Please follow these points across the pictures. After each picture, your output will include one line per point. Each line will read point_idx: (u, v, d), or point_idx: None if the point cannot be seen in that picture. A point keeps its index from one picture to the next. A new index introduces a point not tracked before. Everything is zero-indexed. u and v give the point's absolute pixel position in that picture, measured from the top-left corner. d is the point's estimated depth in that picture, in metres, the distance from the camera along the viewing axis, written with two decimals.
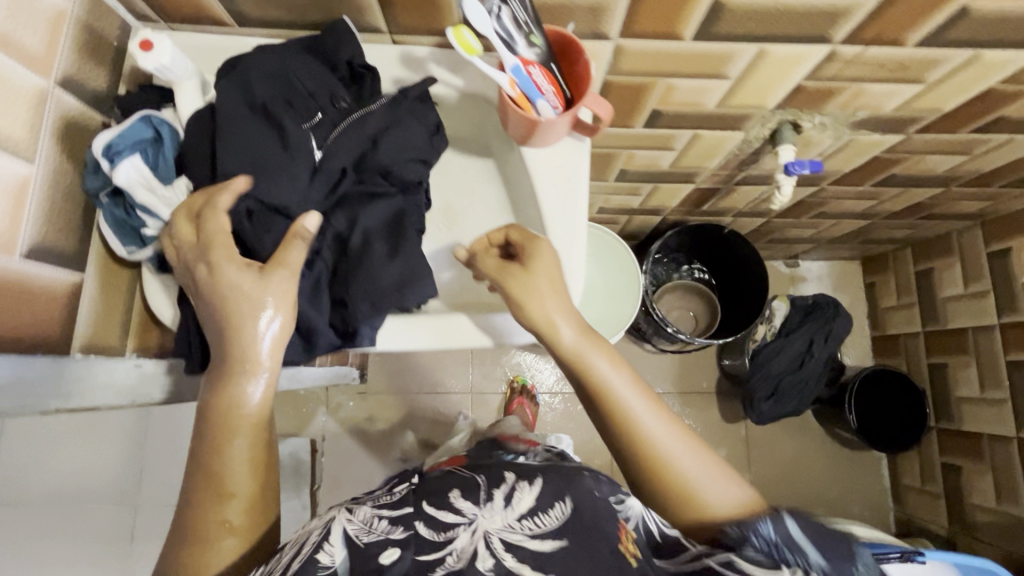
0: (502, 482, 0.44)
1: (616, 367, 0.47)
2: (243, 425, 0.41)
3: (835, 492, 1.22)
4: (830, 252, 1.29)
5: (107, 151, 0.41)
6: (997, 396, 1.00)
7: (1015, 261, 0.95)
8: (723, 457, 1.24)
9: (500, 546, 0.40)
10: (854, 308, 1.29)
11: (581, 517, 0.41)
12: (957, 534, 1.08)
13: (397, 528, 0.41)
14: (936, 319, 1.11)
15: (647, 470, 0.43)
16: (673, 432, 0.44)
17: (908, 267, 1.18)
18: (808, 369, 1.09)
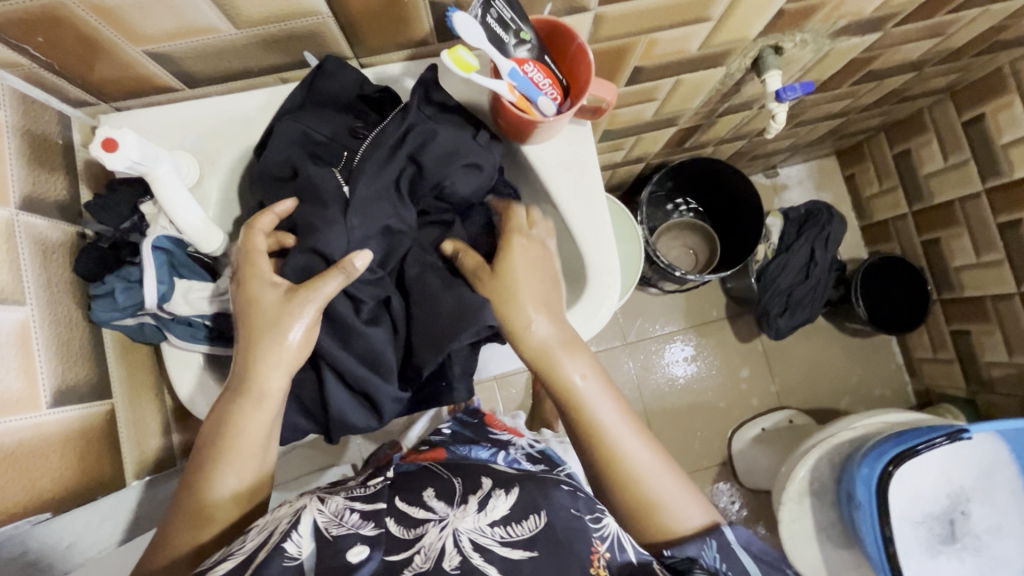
0: (477, 490, 0.45)
1: (590, 378, 0.47)
2: (237, 455, 0.42)
3: (854, 381, 1.28)
4: (808, 154, 1.29)
5: (159, 300, 0.45)
6: (992, 258, 1.04)
7: (991, 126, 0.97)
8: (747, 375, 1.28)
9: (469, 546, 0.38)
10: (839, 203, 1.31)
11: (552, 529, 0.40)
12: (975, 392, 1.14)
13: (369, 523, 0.39)
14: (920, 196, 1.14)
15: (616, 471, 0.44)
16: (640, 440, 0.46)
17: (885, 152, 1.20)
18: (814, 277, 1.12)
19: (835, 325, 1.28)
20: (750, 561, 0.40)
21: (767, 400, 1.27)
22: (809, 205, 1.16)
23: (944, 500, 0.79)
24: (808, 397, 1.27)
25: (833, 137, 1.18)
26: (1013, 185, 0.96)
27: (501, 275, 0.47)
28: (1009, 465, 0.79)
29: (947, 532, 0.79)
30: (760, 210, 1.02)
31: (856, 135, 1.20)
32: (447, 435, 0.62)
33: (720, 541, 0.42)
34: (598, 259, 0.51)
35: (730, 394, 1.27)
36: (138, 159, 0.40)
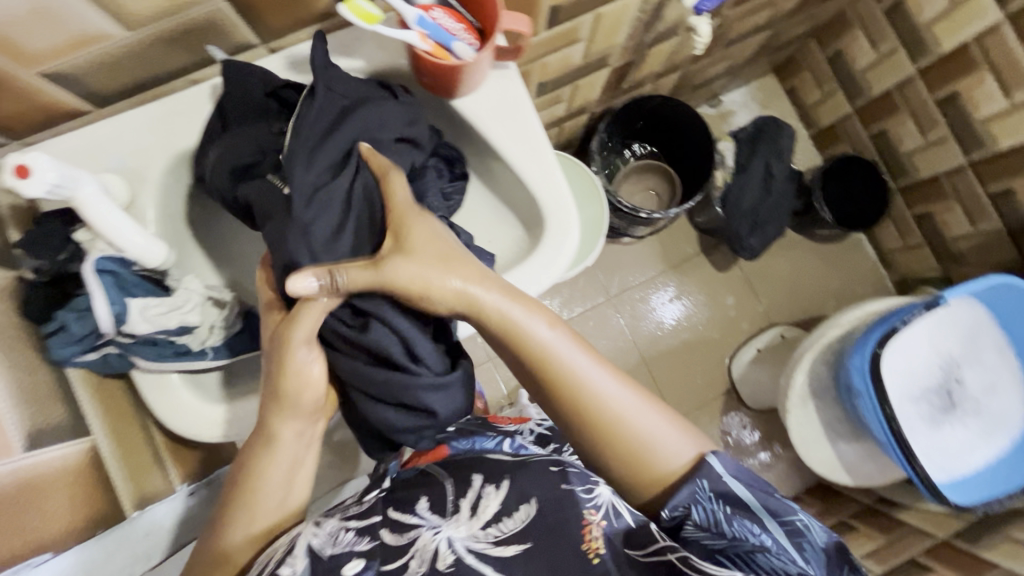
0: (469, 489, 0.48)
1: (559, 331, 0.47)
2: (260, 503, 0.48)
3: (835, 285, 1.31)
4: (746, 75, 1.30)
5: (116, 322, 0.46)
6: (938, 135, 1.06)
7: (913, 7, 0.98)
8: (733, 301, 1.30)
9: (462, 549, 0.43)
10: (786, 116, 1.33)
11: (542, 517, 0.45)
12: (949, 269, 1.18)
13: (363, 539, 0.46)
14: (860, 91, 1.16)
15: (602, 426, 0.46)
16: (622, 388, 0.47)
17: (818, 57, 1.21)
18: (776, 191, 1.14)
19: (805, 235, 1.31)
20: (742, 494, 0.44)
21: (756, 320, 1.29)
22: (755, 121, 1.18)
23: (938, 372, 0.82)
24: (795, 310, 1.30)
25: (765, 52, 1.19)
26: (945, 60, 0.98)
27: (410, 248, 0.44)
28: (986, 316, 0.82)
29: (947, 402, 0.82)
30: (708, 135, 1.03)
31: (788, 46, 1.21)
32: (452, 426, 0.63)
33: (711, 481, 0.44)
34: (549, 195, 0.51)
35: (720, 324, 1.29)
36: (55, 180, 0.39)
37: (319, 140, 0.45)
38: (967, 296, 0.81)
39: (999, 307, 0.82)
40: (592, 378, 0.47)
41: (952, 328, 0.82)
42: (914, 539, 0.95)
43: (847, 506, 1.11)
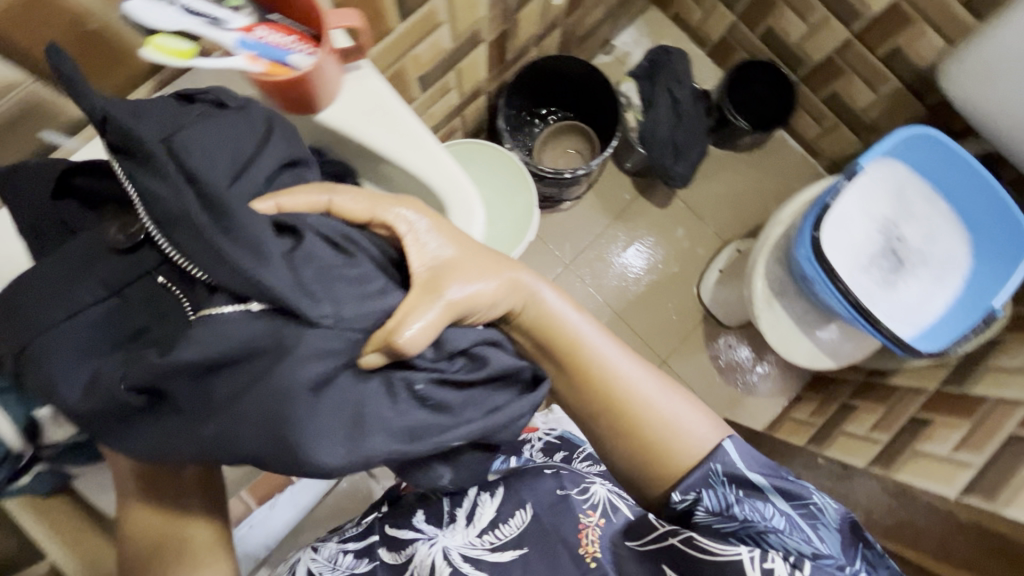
0: (467, 502, 0.62)
1: (592, 322, 0.55)
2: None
3: (773, 187, 1.33)
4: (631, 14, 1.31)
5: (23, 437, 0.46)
6: (818, 18, 1.09)
7: None
8: (683, 232, 1.32)
9: (459, 557, 0.56)
10: (679, 42, 1.35)
11: (535, 526, 0.57)
12: (869, 139, 1.21)
13: (364, 561, 0.62)
14: None
15: (634, 414, 0.51)
16: (654, 380, 0.53)
17: None
18: (687, 115, 1.16)
19: (730, 149, 1.33)
20: (752, 477, 0.48)
21: (711, 244, 1.31)
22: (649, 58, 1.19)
23: (878, 235, 0.86)
24: (743, 223, 1.32)
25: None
26: None
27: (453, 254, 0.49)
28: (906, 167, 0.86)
29: (892, 261, 0.85)
30: (604, 80, 1.04)
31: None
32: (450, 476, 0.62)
33: (725, 464, 0.48)
34: (452, 188, 0.52)
35: (679, 258, 1.31)
36: None
37: (254, 253, 0.37)
38: (887, 157, 0.85)
39: (921, 160, 0.85)
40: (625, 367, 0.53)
41: (877, 189, 0.86)
42: (910, 398, 0.97)
43: (847, 389, 1.13)
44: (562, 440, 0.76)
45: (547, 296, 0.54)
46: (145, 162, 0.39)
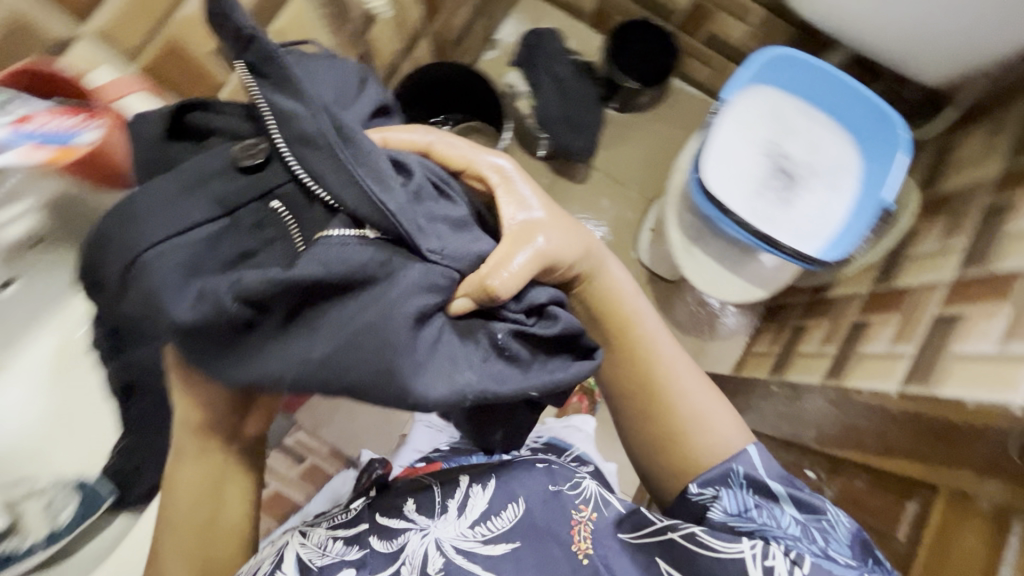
0: (457, 496, 0.72)
1: (641, 301, 0.80)
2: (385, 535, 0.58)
3: (671, 148, 1.59)
4: (502, 12, 1.55)
5: None
6: None
7: None
8: (605, 202, 1.53)
9: (452, 549, 0.66)
10: (562, 23, 1.62)
11: (525, 519, 0.70)
12: None
13: (353, 549, 0.69)
14: None
15: (675, 400, 0.75)
16: (695, 379, 0.77)
17: None
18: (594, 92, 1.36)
19: (630, 113, 1.57)
20: (772, 487, 0.69)
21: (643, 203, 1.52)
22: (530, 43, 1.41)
23: (763, 161, 1.03)
24: (657, 182, 1.55)
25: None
26: None
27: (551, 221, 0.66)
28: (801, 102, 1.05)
29: (779, 179, 1.02)
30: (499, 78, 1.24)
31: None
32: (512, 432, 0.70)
33: (743, 470, 0.70)
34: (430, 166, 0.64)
35: (622, 222, 1.48)
36: None
37: (443, 214, 0.55)
38: (761, 92, 1.04)
39: (801, 87, 1.04)
40: (684, 375, 0.77)
41: (754, 123, 1.04)
42: (848, 302, 1.26)
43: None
44: (550, 446, 0.96)
45: (620, 282, 0.78)
46: (319, 146, 0.49)
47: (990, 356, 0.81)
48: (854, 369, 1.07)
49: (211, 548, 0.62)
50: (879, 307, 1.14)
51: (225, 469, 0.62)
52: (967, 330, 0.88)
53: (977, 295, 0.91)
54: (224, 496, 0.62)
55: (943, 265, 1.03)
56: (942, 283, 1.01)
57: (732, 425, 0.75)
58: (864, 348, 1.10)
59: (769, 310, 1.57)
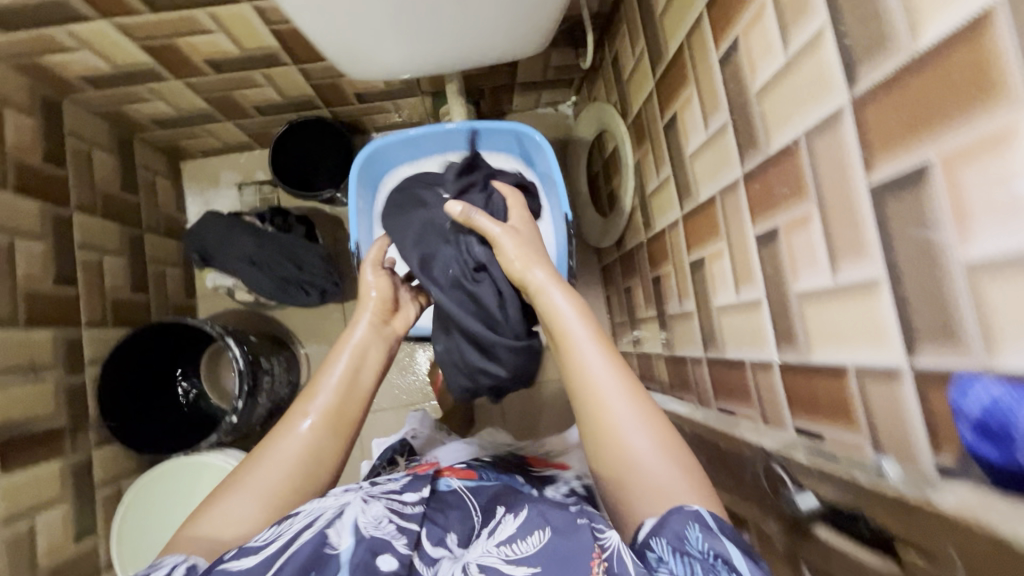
0: (497, 523, 0.67)
1: (585, 319, 0.70)
2: (255, 474, 0.70)
3: None
4: (171, 200, 1.45)
5: None
6: (308, 94, 1.28)
7: (175, 94, 1.20)
8: None
9: (476, 566, 0.59)
10: (239, 166, 1.53)
11: (557, 540, 0.59)
12: (438, 104, 1.42)
13: (398, 539, 0.62)
14: (242, 117, 1.34)
15: (596, 405, 0.64)
16: (625, 406, 0.63)
17: (189, 141, 1.43)
18: (273, 237, 1.22)
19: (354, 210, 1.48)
20: (734, 549, 0.52)
21: None
22: (198, 239, 1.22)
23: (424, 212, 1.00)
24: None
25: (130, 225, 1.29)
26: (238, 83, 1.19)
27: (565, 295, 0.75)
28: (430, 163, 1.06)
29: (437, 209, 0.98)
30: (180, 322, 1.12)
31: (131, 197, 1.31)
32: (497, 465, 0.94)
33: (699, 524, 0.54)
34: None
35: None
36: None
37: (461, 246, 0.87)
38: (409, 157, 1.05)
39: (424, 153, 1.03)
40: (617, 411, 0.63)
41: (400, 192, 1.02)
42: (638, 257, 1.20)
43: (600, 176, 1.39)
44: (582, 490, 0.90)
45: (571, 325, 0.69)
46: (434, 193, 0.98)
47: (738, 307, 0.76)
48: (675, 336, 1.03)
49: (345, 406, 0.77)
50: (658, 263, 1.07)
51: (372, 340, 0.86)
52: (713, 279, 0.83)
53: (702, 236, 0.85)
54: (364, 363, 0.82)
55: (671, 205, 0.97)
56: (678, 225, 0.94)
57: (666, 447, 0.61)
58: (668, 311, 1.04)
59: (604, 282, 1.51)
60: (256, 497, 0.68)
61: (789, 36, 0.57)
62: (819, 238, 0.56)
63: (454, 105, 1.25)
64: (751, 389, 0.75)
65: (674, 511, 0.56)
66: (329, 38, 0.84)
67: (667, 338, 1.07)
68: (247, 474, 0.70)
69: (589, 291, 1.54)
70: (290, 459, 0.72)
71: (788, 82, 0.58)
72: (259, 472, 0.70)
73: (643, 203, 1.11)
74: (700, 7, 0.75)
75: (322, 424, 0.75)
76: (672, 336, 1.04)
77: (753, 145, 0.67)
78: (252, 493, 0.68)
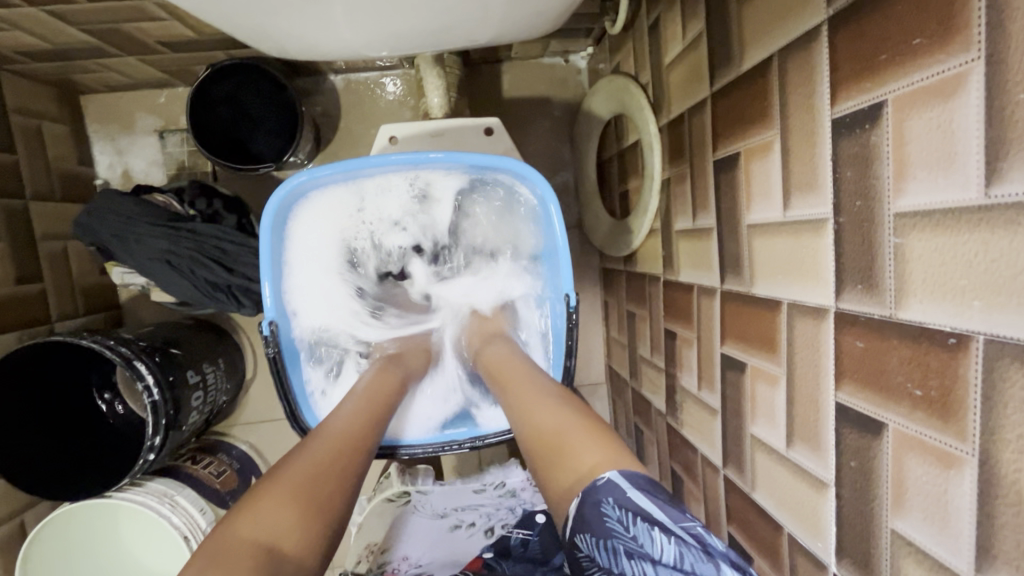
0: None
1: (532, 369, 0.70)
2: (284, 484, 0.50)
3: None
4: (70, 151, 1.14)
5: None
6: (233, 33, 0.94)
7: (38, 26, 0.86)
8: None
9: None
10: (158, 108, 1.20)
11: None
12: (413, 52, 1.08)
13: None
14: (148, 54, 1.01)
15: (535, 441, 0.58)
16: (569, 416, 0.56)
17: (84, 76, 1.09)
18: (190, 233, 0.97)
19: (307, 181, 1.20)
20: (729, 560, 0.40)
21: None
22: (92, 229, 0.94)
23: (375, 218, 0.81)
24: None
25: (6, 196, 0.99)
26: (126, 15, 0.85)
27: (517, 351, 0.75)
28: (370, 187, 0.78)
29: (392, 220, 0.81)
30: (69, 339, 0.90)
31: (4, 155, 1.00)
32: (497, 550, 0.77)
33: (618, 497, 0.45)
34: None
35: None
36: None
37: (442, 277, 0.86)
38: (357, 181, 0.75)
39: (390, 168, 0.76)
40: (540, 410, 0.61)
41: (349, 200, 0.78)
42: (650, 290, 0.97)
43: (613, 166, 1.12)
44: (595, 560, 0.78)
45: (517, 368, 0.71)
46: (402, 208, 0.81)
47: (783, 461, 0.57)
48: (684, 412, 0.84)
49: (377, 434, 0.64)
50: (676, 317, 0.85)
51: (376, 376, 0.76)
52: (753, 397, 0.62)
53: (746, 337, 0.63)
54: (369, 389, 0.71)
55: (705, 265, 0.73)
56: (712, 297, 0.71)
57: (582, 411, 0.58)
58: (681, 381, 0.85)
59: (604, 286, 1.29)
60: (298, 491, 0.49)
61: (1003, 170, 0.31)
62: (964, 504, 0.35)
63: (429, 67, 0.93)
64: (782, 561, 0.58)
65: (593, 488, 0.47)
66: (216, 8, 0.55)
67: (674, 406, 0.88)
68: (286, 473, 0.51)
69: (585, 293, 1.32)
70: (324, 467, 0.53)
71: (968, 239, 0.34)
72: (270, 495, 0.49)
73: (666, 236, 0.87)
74: (815, 21, 0.46)
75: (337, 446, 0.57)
76: (681, 409, 0.86)
77: (865, 285, 0.43)
78: (292, 491, 0.49)
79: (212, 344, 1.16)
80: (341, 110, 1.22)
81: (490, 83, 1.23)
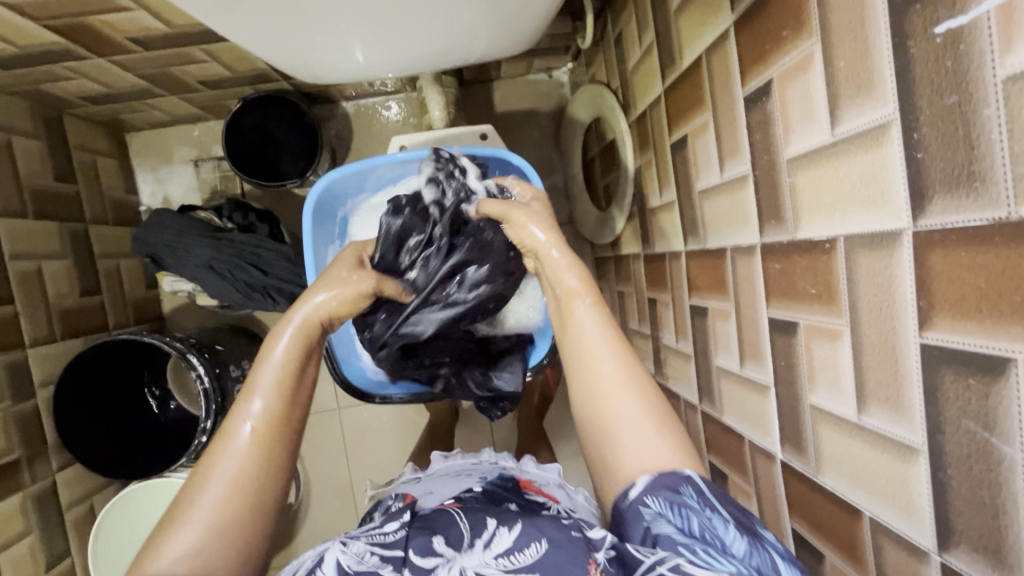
0: (485, 532, 0.57)
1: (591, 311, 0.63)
2: (180, 520, 0.50)
3: None
4: (119, 181, 1.31)
5: None
6: (263, 70, 1.11)
7: (103, 75, 1.03)
8: None
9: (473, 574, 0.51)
10: (192, 139, 1.36)
11: (551, 552, 0.51)
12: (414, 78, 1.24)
13: (386, 565, 0.53)
14: (189, 92, 1.17)
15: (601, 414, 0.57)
16: (627, 399, 0.57)
17: (131, 115, 1.26)
18: (228, 245, 1.11)
19: None
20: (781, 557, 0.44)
21: None
22: (147, 242, 1.09)
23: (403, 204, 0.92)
24: None
25: (70, 221, 1.15)
26: (175, 61, 1.02)
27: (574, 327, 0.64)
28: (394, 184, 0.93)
29: None
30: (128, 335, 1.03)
31: (67, 186, 1.16)
32: (478, 489, 0.74)
33: (693, 484, 0.49)
34: None
35: None
36: None
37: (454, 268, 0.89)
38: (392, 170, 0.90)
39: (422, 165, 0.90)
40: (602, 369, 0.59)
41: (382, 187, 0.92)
42: (633, 269, 1.10)
43: (595, 163, 1.26)
44: None
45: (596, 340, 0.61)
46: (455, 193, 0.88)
47: (740, 379, 0.68)
48: (669, 366, 0.96)
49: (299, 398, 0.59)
50: (655, 286, 0.98)
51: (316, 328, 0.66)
52: (715, 334, 0.74)
53: (705, 285, 0.76)
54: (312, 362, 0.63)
55: (674, 233, 0.86)
56: (680, 258, 0.84)
57: (624, 372, 0.58)
58: (664, 340, 0.96)
59: (597, 274, 1.42)
60: (203, 523, 0.50)
61: (838, 115, 0.44)
62: (847, 364, 0.47)
63: (429, 87, 1.09)
64: (747, 466, 0.69)
65: (669, 473, 0.50)
66: (264, 46, 0.70)
67: (661, 364, 1.00)
68: (194, 500, 0.51)
69: None
70: (236, 479, 0.53)
71: (826, 168, 0.47)
72: (200, 494, 0.52)
73: (642, 216, 1.00)
74: (726, 23, 0.60)
75: (268, 432, 0.56)
76: (666, 365, 0.97)
77: (776, 219, 0.56)
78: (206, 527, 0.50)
79: (246, 344, 1.30)
80: (353, 130, 1.38)
81: (483, 99, 1.39)
